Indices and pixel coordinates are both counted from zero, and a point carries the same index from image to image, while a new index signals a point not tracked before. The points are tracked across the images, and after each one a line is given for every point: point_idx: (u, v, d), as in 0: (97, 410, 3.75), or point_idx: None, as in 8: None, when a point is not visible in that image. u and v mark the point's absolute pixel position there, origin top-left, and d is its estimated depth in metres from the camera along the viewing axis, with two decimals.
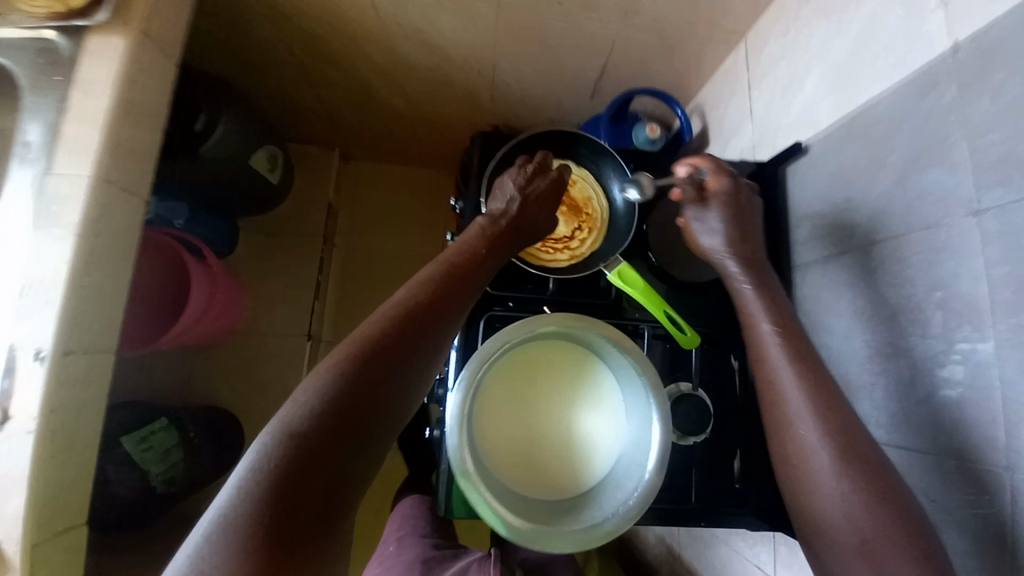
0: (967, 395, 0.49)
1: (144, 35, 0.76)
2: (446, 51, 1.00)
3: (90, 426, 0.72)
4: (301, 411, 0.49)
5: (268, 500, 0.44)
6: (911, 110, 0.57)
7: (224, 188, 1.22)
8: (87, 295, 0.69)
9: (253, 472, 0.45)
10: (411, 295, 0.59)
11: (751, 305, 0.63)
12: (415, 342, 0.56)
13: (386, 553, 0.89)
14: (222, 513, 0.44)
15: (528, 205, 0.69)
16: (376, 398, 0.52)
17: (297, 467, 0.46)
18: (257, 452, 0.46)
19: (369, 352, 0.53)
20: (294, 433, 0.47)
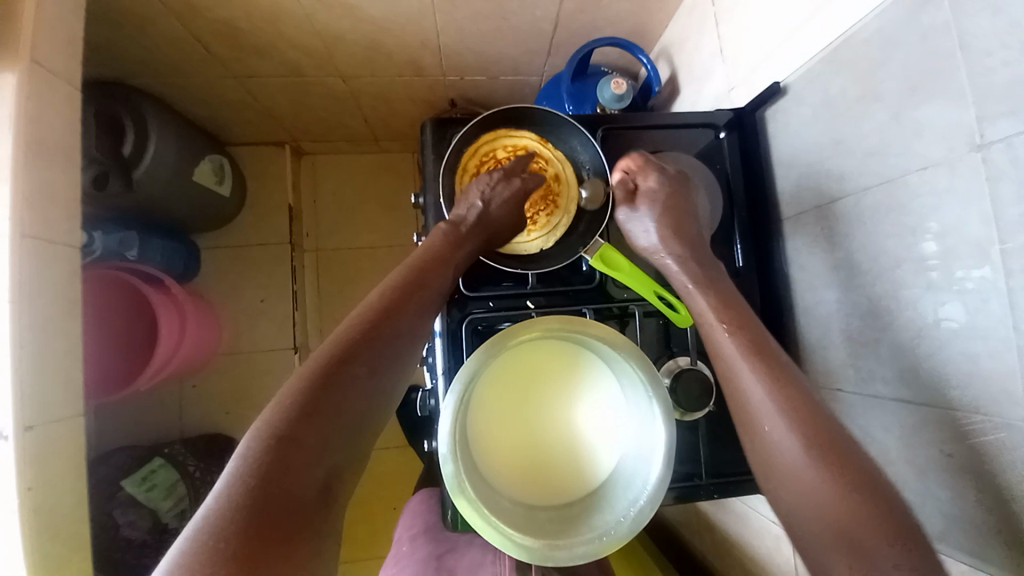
0: (980, 343, 0.46)
1: (37, 65, 0.67)
2: (383, 26, 0.90)
3: (70, 500, 0.68)
4: (282, 411, 0.45)
5: (254, 500, 0.39)
6: (901, 32, 0.50)
7: (169, 208, 1.12)
8: (36, 363, 0.64)
9: (235, 475, 0.41)
10: (380, 298, 0.56)
11: (698, 305, 0.60)
12: (390, 338, 0.53)
13: (399, 556, 0.78)
14: (194, 528, 0.38)
15: (495, 214, 0.68)
16: (359, 391, 0.49)
17: (280, 465, 0.42)
18: (240, 456, 0.42)
19: (345, 351, 0.50)
20: (277, 431, 0.43)
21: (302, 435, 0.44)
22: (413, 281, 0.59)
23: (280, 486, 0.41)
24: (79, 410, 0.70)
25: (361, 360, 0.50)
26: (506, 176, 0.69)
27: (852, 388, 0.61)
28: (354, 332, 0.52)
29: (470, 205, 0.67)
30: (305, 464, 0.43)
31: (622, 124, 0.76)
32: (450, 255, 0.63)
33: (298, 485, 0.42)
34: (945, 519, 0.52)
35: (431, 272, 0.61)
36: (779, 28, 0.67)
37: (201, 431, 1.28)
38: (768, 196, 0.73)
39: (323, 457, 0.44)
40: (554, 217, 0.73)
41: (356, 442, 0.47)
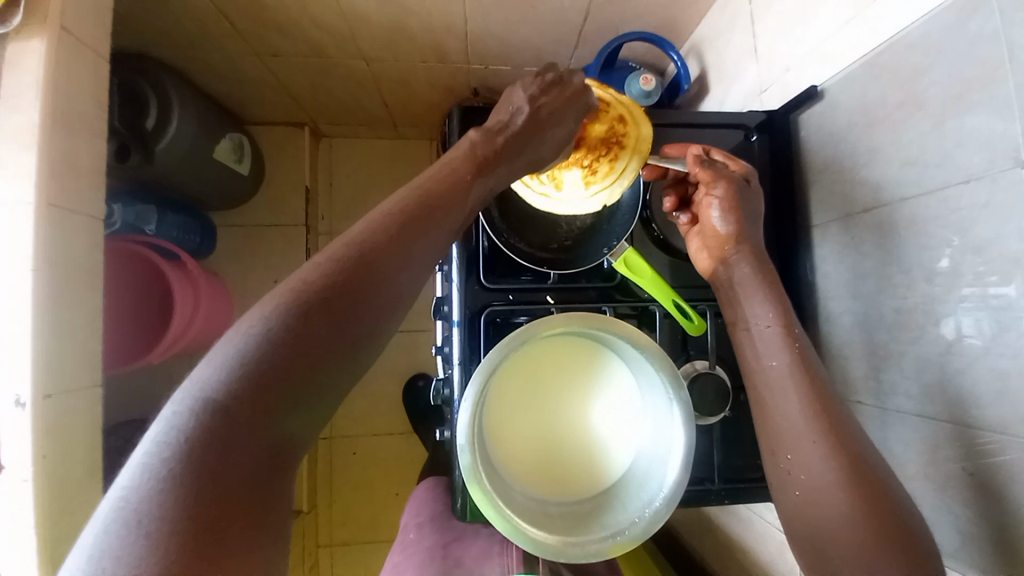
0: (1009, 361, 0.46)
1: (65, 33, 0.66)
2: (410, 9, 0.89)
3: (83, 468, 0.68)
4: (228, 364, 0.38)
5: (211, 443, 0.36)
6: (947, 38, 0.49)
7: (188, 183, 1.12)
8: (56, 332, 0.64)
9: (191, 412, 0.37)
10: (387, 224, 0.48)
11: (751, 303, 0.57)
12: (367, 283, 0.44)
13: (406, 542, 0.78)
14: (144, 461, 0.35)
15: (539, 127, 0.58)
16: (332, 344, 0.42)
17: (242, 410, 0.37)
18: (198, 390, 0.37)
19: (311, 295, 0.42)
20: (244, 370, 0.38)
21: (251, 395, 0.38)
22: (424, 209, 0.50)
23: (218, 454, 0.36)
24: (94, 380, 0.70)
25: (330, 309, 0.42)
26: (556, 84, 0.59)
27: (872, 400, 0.61)
28: (330, 270, 0.43)
29: (512, 110, 0.58)
30: (251, 431, 0.37)
31: (651, 120, 0.74)
32: (470, 180, 0.55)
33: (238, 451, 0.37)
34: (961, 537, 0.52)
35: (441, 207, 0.52)
36: (819, 28, 0.65)
37: None
38: (796, 201, 0.72)
39: (271, 422, 0.38)
40: (619, 162, 0.64)
41: (333, 388, 0.42)
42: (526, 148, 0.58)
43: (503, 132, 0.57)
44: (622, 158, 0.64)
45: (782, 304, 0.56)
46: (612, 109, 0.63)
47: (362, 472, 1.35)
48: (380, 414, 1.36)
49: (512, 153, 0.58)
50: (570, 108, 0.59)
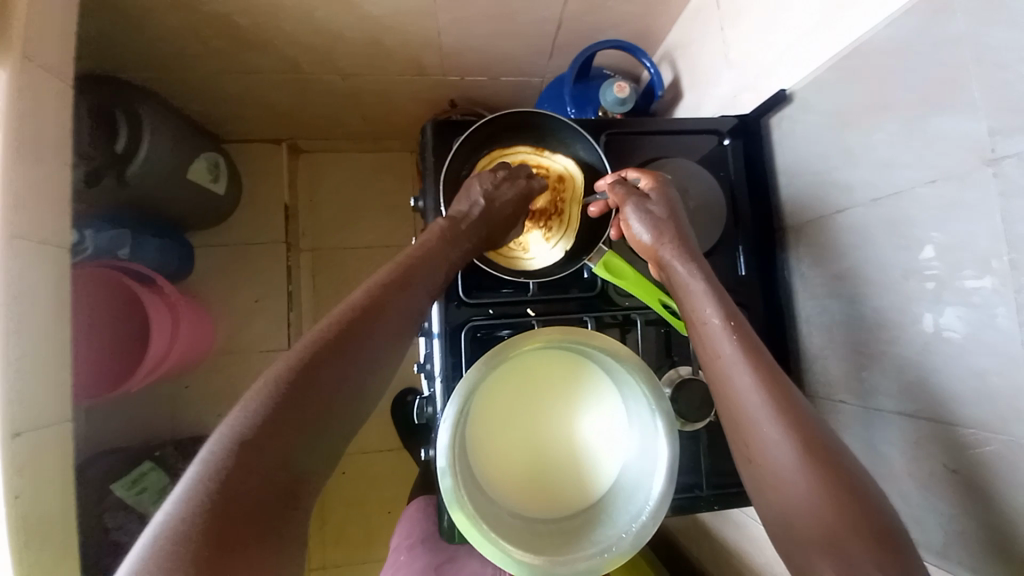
0: (987, 359, 0.46)
1: (27, 60, 0.65)
2: (382, 23, 0.89)
3: (57, 507, 0.66)
4: (250, 412, 0.43)
5: (221, 494, 0.39)
6: (912, 40, 0.50)
7: (163, 205, 1.10)
8: (24, 366, 0.62)
9: (203, 471, 0.40)
10: (365, 296, 0.54)
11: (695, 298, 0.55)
12: (365, 339, 0.51)
13: (397, 564, 0.77)
14: (158, 525, 0.37)
15: (494, 208, 0.66)
16: (338, 392, 0.47)
17: (249, 462, 0.41)
18: (208, 452, 0.41)
19: (319, 351, 0.48)
20: (250, 428, 0.42)
21: (273, 435, 0.42)
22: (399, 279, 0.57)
23: (235, 496, 0.39)
24: (65, 416, 0.68)
25: (336, 363, 0.48)
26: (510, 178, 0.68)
27: (856, 401, 0.61)
28: (325, 336, 0.49)
29: (470, 201, 0.66)
30: (273, 470, 0.41)
31: (626, 128, 0.74)
32: (442, 253, 0.62)
33: (257, 489, 0.40)
34: (949, 536, 0.51)
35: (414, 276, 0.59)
36: (788, 32, 0.66)
37: (192, 432, 1.26)
38: (772, 204, 0.72)
39: (288, 459, 0.42)
40: (567, 213, 0.72)
41: (332, 435, 0.46)
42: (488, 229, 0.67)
43: (466, 219, 0.65)
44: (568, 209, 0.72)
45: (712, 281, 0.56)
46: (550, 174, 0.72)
47: (352, 491, 1.33)
48: (369, 431, 1.34)
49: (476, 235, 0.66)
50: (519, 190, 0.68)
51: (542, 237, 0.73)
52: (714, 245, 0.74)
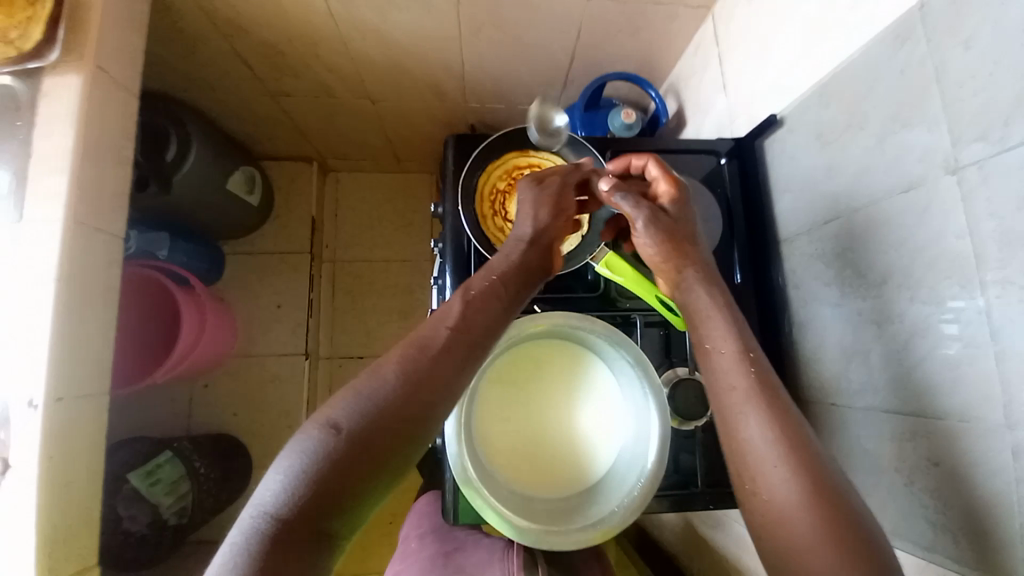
0: (961, 351, 0.49)
1: (100, 70, 0.74)
2: (412, 53, 0.99)
3: (87, 474, 0.71)
4: (345, 421, 0.46)
5: (311, 499, 0.43)
6: (884, 66, 0.56)
7: (201, 212, 1.19)
8: (73, 338, 0.68)
9: (297, 472, 0.43)
10: (451, 320, 0.54)
11: (715, 328, 0.56)
12: (451, 365, 0.52)
13: (407, 552, 0.81)
14: (260, 508, 0.43)
15: (555, 221, 0.65)
16: (418, 419, 0.48)
17: (338, 473, 0.44)
18: (304, 454, 0.44)
19: (409, 373, 0.49)
20: (343, 440, 0.45)
21: (363, 453, 0.45)
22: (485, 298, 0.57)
23: (323, 502, 0.43)
24: (103, 390, 0.73)
25: (424, 390, 0.49)
26: (559, 178, 0.67)
27: (844, 402, 0.63)
28: (411, 363, 0.49)
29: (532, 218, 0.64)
30: (350, 490, 0.44)
31: (630, 147, 0.81)
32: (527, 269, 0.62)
33: (347, 488, 0.44)
34: (935, 530, 0.53)
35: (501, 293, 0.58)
36: (778, 62, 0.72)
37: (207, 430, 1.31)
38: (766, 218, 0.77)
39: (378, 471, 0.45)
40: None
41: (416, 457, 0.48)
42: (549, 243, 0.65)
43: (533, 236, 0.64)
44: None
45: (703, 267, 0.61)
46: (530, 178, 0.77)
47: None
48: None
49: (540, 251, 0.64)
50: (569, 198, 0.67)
51: None
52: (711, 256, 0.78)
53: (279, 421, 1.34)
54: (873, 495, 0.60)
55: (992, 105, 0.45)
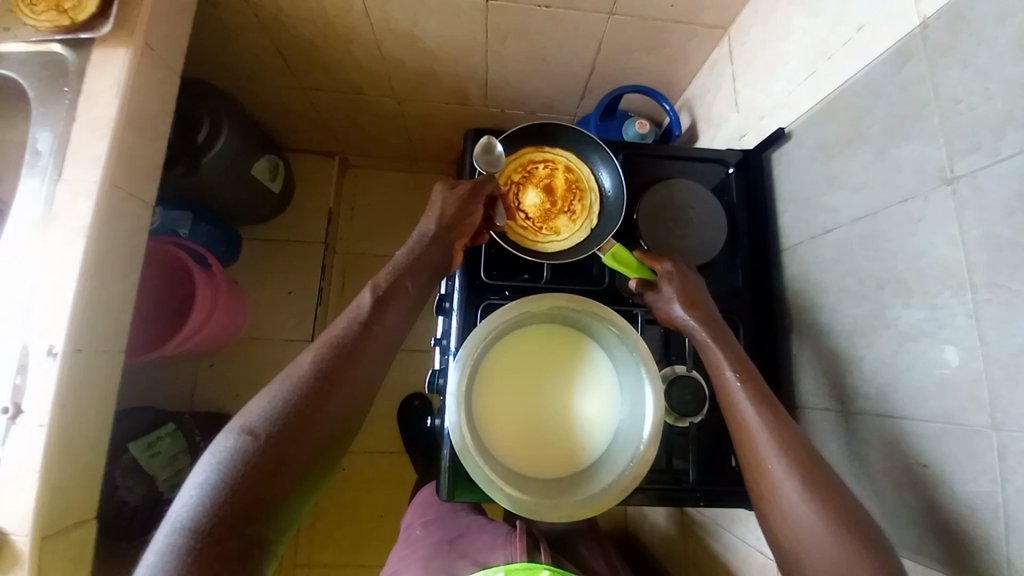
0: (950, 353, 0.50)
1: (148, 48, 0.78)
2: (438, 55, 1.03)
3: (93, 428, 0.73)
4: (266, 414, 0.51)
5: (234, 485, 0.47)
6: (886, 84, 0.58)
7: (225, 195, 1.24)
8: (96, 294, 0.71)
9: (223, 459, 0.48)
10: (362, 319, 0.59)
11: (715, 355, 0.61)
12: (368, 360, 0.57)
13: (412, 537, 0.86)
14: (191, 494, 0.47)
15: (461, 214, 0.68)
16: (337, 408, 0.54)
17: (264, 459, 0.49)
18: (227, 444, 0.49)
19: (325, 369, 0.54)
20: (264, 429, 0.50)
21: (283, 440, 0.50)
22: (390, 298, 0.61)
23: (248, 485, 0.48)
24: (117, 348, 0.76)
25: (339, 382, 0.54)
26: (469, 183, 0.69)
27: (837, 408, 0.64)
28: (326, 360, 0.55)
29: (434, 218, 0.67)
30: (272, 478, 0.49)
31: (641, 152, 0.84)
32: (429, 260, 0.66)
33: (276, 473, 0.49)
34: (921, 532, 0.53)
35: (408, 297, 0.63)
36: (788, 79, 0.76)
37: (209, 409, 1.33)
38: (770, 228, 0.79)
39: (300, 458, 0.50)
40: (586, 200, 0.78)
41: (337, 443, 0.54)
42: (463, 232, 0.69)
43: (441, 230, 0.67)
44: (585, 196, 0.79)
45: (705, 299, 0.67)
46: (543, 172, 0.79)
47: (348, 487, 1.35)
48: (375, 430, 1.38)
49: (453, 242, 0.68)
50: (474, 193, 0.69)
51: (568, 223, 0.78)
52: (715, 260, 0.80)
53: None
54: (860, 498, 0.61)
55: (985, 119, 0.48)
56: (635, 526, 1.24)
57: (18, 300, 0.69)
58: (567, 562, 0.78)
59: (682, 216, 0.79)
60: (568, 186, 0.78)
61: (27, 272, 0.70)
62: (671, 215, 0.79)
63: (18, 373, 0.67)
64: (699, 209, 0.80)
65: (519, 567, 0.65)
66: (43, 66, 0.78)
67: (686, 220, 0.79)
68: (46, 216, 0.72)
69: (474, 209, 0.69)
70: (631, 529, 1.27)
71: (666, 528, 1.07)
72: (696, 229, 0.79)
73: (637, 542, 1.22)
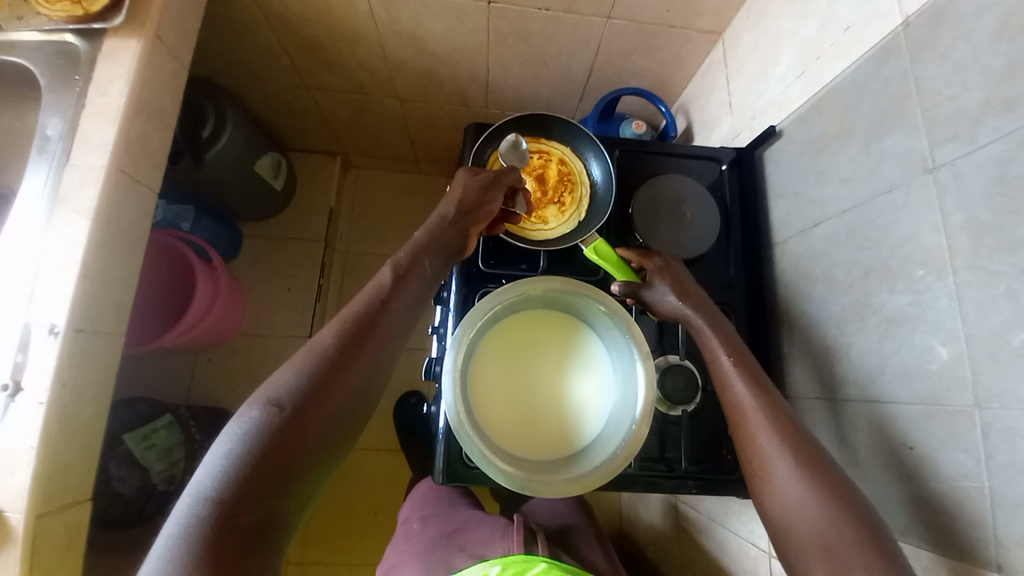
0: (933, 336, 0.51)
1: (158, 40, 0.80)
2: (441, 56, 1.06)
3: (93, 409, 0.73)
4: (287, 385, 0.51)
5: (258, 453, 0.48)
6: (871, 81, 0.60)
7: (229, 190, 1.26)
8: (98, 277, 0.72)
9: (245, 429, 0.49)
10: (380, 296, 0.59)
11: (710, 339, 0.63)
12: (385, 335, 0.58)
13: (409, 532, 0.86)
14: (215, 462, 0.48)
15: (479, 200, 0.70)
16: (356, 380, 0.54)
17: (287, 428, 0.49)
18: (251, 414, 0.49)
19: (345, 342, 0.55)
20: (287, 399, 0.50)
21: (306, 411, 0.50)
22: (408, 277, 0.62)
23: (272, 453, 0.48)
24: (117, 332, 0.76)
25: (359, 356, 0.55)
26: (492, 172, 0.72)
27: (828, 396, 0.65)
28: (346, 333, 0.55)
29: (454, 201, 0.69)
30: (293, 447, 0.49)
31: (637, 149, 0.86)
32: (445, 243, 0.67)
33: (299, 442, 0.49)
34: (909, 514, 0.54)
35: (424, 276, 0.64)
36: (779, 80, 0.78)
37: (206, 404, 1.33)
38: (762, 223, 0.81)
39: (321, 428, 0.51)
40: (576, 193, 0.80)
41: (356, 415, 0.54)
42: (478, 219, 0.71)
43: (458, 214, 0.68)
44: (576, 189, 0.81)
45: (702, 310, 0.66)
46: (540, 162, 0.80)
47: (343, 486, 1.34)
48: (370, 427, 1.38)
49: (467, 228, 0.70)
50: (495, 182, 0.72)
51: (557, 214, 0.80)
52: (709, 254, 0.82)
53: None
54: None
55: (964, 109, 0.50)
56: (630, 526, 1.23)
57: (23, 280, 0.70)
58: (565, 556, 0.78)
59: (676, 210, 0.81)
60: (565, 178, 0.80)
61: (32, 252, 0.71)
62: (663, 210, 0.81)
63: (19, 353, 0.67)
64: (692, 203, 0.82)
65: (516, 560, 0.65)
66: (56, 55, 0.80)
67: (679, 214, 0.81)
68: (51, 199, 0.73)
69: (492, 199, 0.71)
70: (626, 529, 1.26)
71: (661, 524, 1.07)
72: (689, 222, 0.81)
73: (632, 542, 1.22)
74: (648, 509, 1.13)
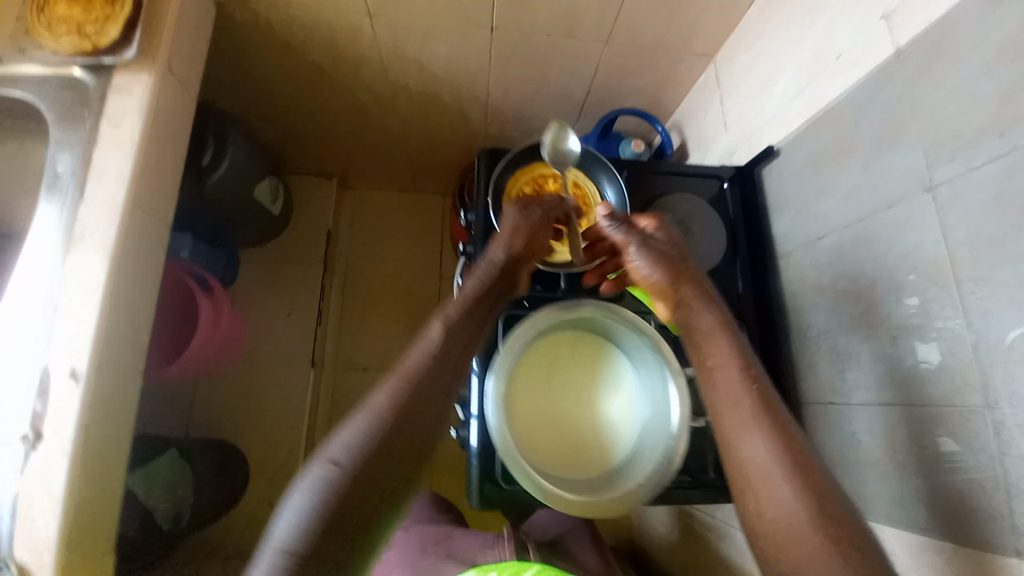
0: (941, 341, 0.56)
1: (168, 71, 0.80)
2: (443, 79, 1.08)
3: (114, 450, 0.71)
4: (352, 446, 0.52)
5: (328, 516, 0.49)
6: (867, 103, 0.65)
7: (227, 212, 1.25)
8: (118, 315, 0.71)
9: (315, 491, 0.50)
10: (436, 349, 0.59)
11: None
12: (440, 388, 0.58)
13: None
14: (288, 522, 0.49)
15: (531, 245, 0.67)
16: (417, 438, 0.55)
17: (355, 489, 0.50)
18: (319, 477, 0.51)
19: (405, 401, 0.55)
20: (354, 463, 0.51)
21: (372, 473, 0.52)
22: (462, 331, 0.61)
23: (343, 515, 0.50)
24: (135, 369, 0.75)
25: (418, 414, 0.55)
26: (545, 208, 0.68)
27: (842, 399, 0.69)
28: (405, 391, 0.56)
29: (505, 248, 0.65)
30: (362, 508, 0.51)
31: (643, 169, 0.91)
32: (495, 295, 0.66)
33: (365, 503, 0.51)
34: (928, 510, 0.58)
35: (477, 328, 0.63)
36: (774, 100, 0.83)
37: (208, 434, 1.30)
38: (766, 235, 0.85)
39: (386, 488, 0.52)
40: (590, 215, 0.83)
41: (417, 471, 0.55)
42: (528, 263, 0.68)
43: (511, 262, 0.66)
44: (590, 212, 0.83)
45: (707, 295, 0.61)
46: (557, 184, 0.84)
47: None
48: None
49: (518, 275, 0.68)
50: (546, 221, 0.68)
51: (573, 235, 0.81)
52: (718, 267, 0.86)
53: (279, 430, 1.33)
54: (869, 484, 0.65)
55: (957, 130, 0.54)
56: (642, 533, 1.26)
57: (39, 322, 0.69)
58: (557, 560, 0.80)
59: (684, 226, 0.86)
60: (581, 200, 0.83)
61: (49, 293, 0.69)
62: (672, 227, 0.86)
63: (39, 398, 0.66)
64: (698, 220, 0.87)
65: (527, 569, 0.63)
66: (62, 88, 0.79)
67: (688, 229, 0.86)
68: (66, 236, 0.72)
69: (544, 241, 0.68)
70: (637, 536, 1.28)
71: (674, 530, 1.10)
72: (698, 237, 0.86)
73: (645, 548, 1.24)
74: (660, 515, 1.16)
